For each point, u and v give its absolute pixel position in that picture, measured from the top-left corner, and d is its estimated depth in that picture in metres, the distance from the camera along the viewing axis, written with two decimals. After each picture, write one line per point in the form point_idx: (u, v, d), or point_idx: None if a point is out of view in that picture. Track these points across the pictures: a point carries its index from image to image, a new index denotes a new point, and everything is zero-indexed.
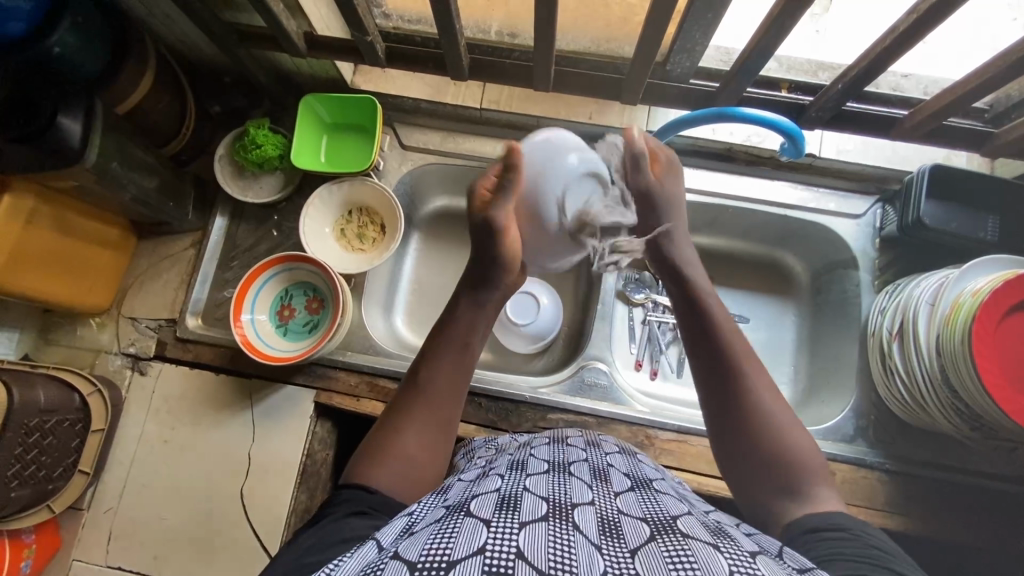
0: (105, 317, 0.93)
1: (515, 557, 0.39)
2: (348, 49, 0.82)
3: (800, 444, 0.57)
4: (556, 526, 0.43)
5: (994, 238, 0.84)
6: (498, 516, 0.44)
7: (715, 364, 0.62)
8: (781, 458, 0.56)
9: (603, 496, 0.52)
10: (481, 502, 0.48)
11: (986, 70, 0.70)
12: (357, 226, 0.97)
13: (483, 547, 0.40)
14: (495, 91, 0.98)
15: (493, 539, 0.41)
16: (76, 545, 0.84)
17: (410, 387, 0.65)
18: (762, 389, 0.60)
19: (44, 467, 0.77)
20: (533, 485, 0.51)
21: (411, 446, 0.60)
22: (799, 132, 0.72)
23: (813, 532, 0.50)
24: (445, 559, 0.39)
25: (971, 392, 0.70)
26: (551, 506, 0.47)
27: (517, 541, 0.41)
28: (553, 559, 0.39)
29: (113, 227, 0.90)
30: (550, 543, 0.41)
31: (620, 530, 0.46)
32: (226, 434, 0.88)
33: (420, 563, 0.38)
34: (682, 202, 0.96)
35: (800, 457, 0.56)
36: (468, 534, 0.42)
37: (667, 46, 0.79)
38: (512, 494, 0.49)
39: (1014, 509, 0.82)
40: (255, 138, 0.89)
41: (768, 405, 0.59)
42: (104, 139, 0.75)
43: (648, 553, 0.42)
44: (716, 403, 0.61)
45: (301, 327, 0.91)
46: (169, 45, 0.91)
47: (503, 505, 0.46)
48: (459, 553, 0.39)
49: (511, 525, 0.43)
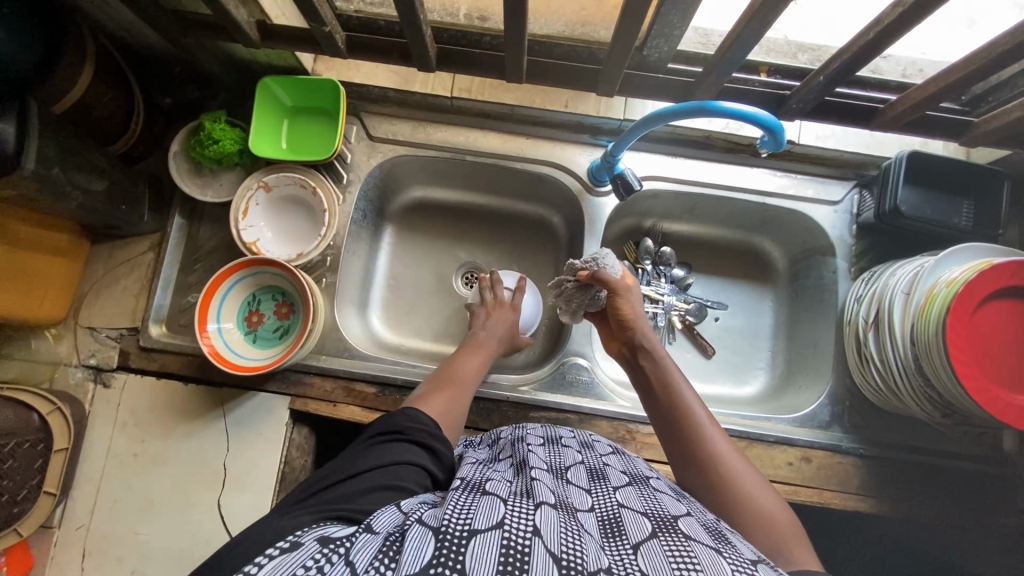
0: (62, 328, 0.89)
1: (531, 534, 0.40)
2: (306, 38, 0.76)
3: (765, 499, 0.58)
4: (565, 518, 0.44)
5: (968, 225, 0.84)
6: (514, 499, 0.46)
7: (682, 438, 0.66)
8: (751, 512, 0.57)
9: (602, 496, 0.52)
10: (496, 486, 0.50)
11: (971, 60, 0.68)
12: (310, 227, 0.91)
13: (503, 520, 0.41)
14: (466, 79, 0.93)
15: (512, 515, 0.42)
16: (47, 564, 0.81)
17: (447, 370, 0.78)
18: (725, 451, 0.63)
19: (6, 490, 0.74)
20: (541, 478, 0.53)
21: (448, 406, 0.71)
22: (779, 125, 0.70)
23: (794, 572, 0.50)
24: (467, 527, 0.40)
25: (942, 379, 0.72)
26: (559, 502, 0.48)
27: (533, 520, 0.42)
28: (565, 543, 0.40)
29: (62, 234, 0.85)
30: (562, 528, 0.42)
31: (622, 524, 0.47)
32: (200, 444, 0.85)
33: (444, 528, 0.40)
34: (659, 191, 0.95)
35: (768, 509, 0.57)
36: (488, 508, 0.43)
37: (643, 30, 0.75)
38: (525, 486, 0.50)
39: (981, 487, 0.85)
40: (212, 133, 0.84)
41: (730, 464, 0.61)
42: (43, 142, 0.69)
43: (652, 546, 0.42)
44: (688, 471, 0.63)
45: (271, 333, 0.88)
46: (109, 34, 0.83)
47: (517, 493, 0.48)
48: (480, 524, 0.41)
49: (527, 506, 0.44)
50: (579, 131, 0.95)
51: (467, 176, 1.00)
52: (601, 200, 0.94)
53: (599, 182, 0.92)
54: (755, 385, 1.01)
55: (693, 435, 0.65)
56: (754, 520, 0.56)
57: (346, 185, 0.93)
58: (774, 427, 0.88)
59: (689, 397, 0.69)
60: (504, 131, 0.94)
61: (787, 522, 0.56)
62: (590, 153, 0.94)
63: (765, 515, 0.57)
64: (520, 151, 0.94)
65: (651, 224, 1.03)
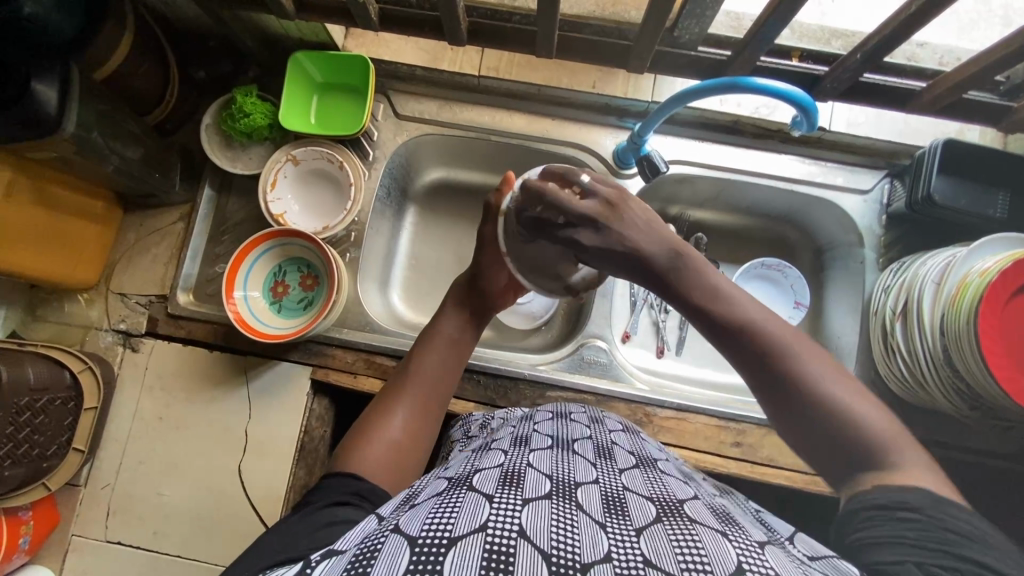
0: (93, 293, 0.91)
1: (517, 535, 0.38)
2: (340, 11, 0.77)
3: (869, 411, 0.48)
4: (560, 506, 0.43)
5: (1003, 216, 0.82)
6: (501, 492, 0.43)
7: (739, 344, 0.53)
8: (855, 432, 0.47)
9: (607, 474, 0.51)
10: (484, 476, 0.48)
11: (1013, 41, 0.67)
12: (339, 204, 0.93)
13: (486, 522, 0.39)
14: (494, 57, 0.95)
15: (496, 515, 0.40)
16: (74, 521, 0.84)
17: (400, 374, 0.69)
18: (797, 351, 0.51)
19: (37, 446, 0.76)
20: (537, 462, 0.51)
21: (398, 430, 0.62)
22: (812, 104, 0.69)
23: (879, 511, 0.43)
24: (446, 535, 0.38)
25: (971, 370, 0.70)
26: (555, 485, 0.46)
27: (520, 518, 0.40)
28: (557, 539, 0.38)
29: (97, 201, 0.87)
30: (554, 521, 0.40)
31: (626, 506, 0.45)
32: (222, 411, 0.87)
33: (421, 538, 0.37)
34: (686, 175, 0.94)
35: (874, 425, 0.47)
36: (471, 508, 0.41)
37: (676, 10, 0.74)
38: (516, 470, 0.48)
39: (1006, 484, 0.84)
40: (243, 106, 0.85)
41: (817, 374, 0.50)
42: (83, 107, 0.71)
43: (655, 531, 0.41)
44: (762, 386, 0.52)
45: (295, 304, 0.89)
46: (148, 6, 0.85)
47: (506, 481, 0.46)
48: (461, 529, 0.38)
49: (514, 501, 0.42)
50: (606, 113, 0.94)
51: (491, 158, 1.00)
52: (626, 182, 0.93)
53: (624, 164, 0.91)
54: None
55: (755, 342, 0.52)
56: (850, 431, 0.48)
57: (372, 161, 0.94)
58: None
59: (729, 299, 0.55)
60: (531, 112, 0.94)
61: (891, 432, 0.47)
62: (616, 136, 0.94)
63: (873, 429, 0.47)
64: (546, 131, 0.94)
65: (677, 211, 1.02)
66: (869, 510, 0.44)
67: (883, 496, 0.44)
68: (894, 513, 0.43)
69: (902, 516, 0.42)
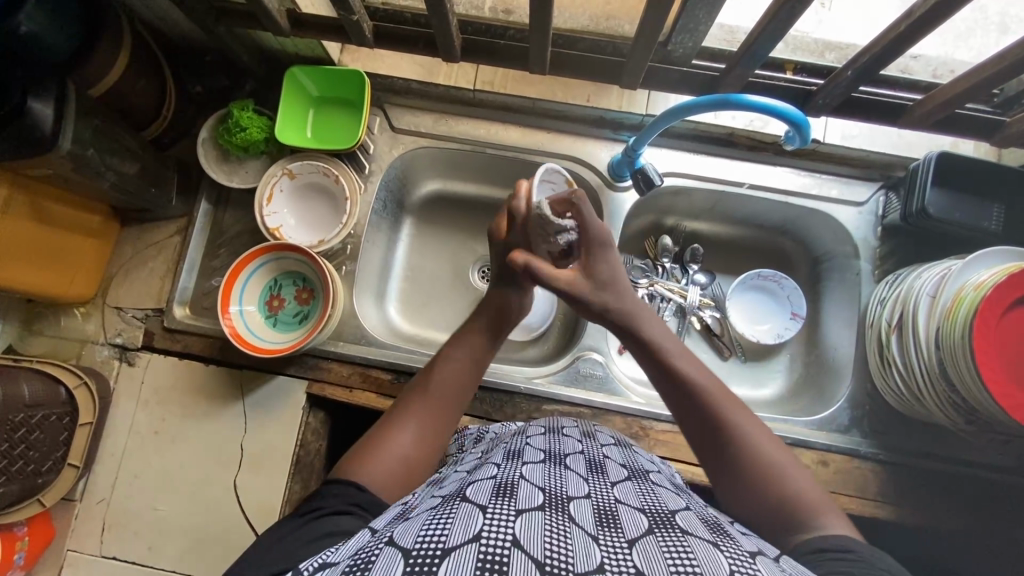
0: (90, 307, 0.91)
1: (511, 545, 0.38)
2: (336, 28, 0.78)
3: (799, 479, 0.55)
4: (553, 517, 0.42)
5: (997, 229, 0.82)
6: (494, 502, 0.43)
7: (697, 407, 0.61)
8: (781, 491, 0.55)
9: (599, 487, 0.51)
10: (478, 488, 0.48)
11: (1006, 57, 0.67)
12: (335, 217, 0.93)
13: (480, 533, 0.39)
14: (489, 71, 0.94)
15: (490, 525, 0.40)
16: (69, 536, 0.84)
17: (416, 386, 0.68)
18: (747, 425, 0.59)
19: (32, 462, 0.76)
20: (530, 474, 0.51)
21: (407, 444, 0.61)
22: (805, 120, 0.69)
23: (818, 552, 0.48)
24: (440, 547, 0.38)
25: (967, 382, 0.70)
26: (548, 497, 0.46)
27: (513, 528, 0.40)
28: (550, 549, 0.38)
29: (93, 216, 0.87)
30: (546, 532, 0.40)
31: (618, 518, 0.45)
32: (218, 425, 0.87)
33: (414, 551, 0.37)
34: (681, 188, 0.94)
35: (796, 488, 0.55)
36: (464, 520, 0.41)
37: (669, 25, 0.75)
38: (509, 481, 0.48)
39: (1004, 497, 0.83)
40: (240, 121, 0.85)
41: (761, 443, 0.58)
42: (79, 124, 0.71)
43: (647, 542, 0.41)
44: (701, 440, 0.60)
45: (291, 318, 0.89)
46: (145, 22, 0.86)
47: (500, 493, 0.46)
48: (455, 540, 0.38)
49: (508, 512, 0.42)
50: (601, 127, 0.95)
51: (487, 171, 1.00)
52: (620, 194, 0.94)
53: (619, 177, 0.92)
54: (773, 388, 0.99)
55: (703, 391, 0.61)
56: (775, 491, 0.55)
57: (367, 175, 0.95)
58: (792, 430, 0.86)
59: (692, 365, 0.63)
60: (526, 125, 0.95)
61: (815, 498, 0.54)
62: (610, 148, 0.94)
63: (793, 494, 0.54)
64: (542, 144, 0.95)
65: (673, 223, 1.02)
66: (812, 552, 0.49)
67: (820, 541, 0.49)
68: (836, 555, 0.47)
69: (842, 555, 0.47)
